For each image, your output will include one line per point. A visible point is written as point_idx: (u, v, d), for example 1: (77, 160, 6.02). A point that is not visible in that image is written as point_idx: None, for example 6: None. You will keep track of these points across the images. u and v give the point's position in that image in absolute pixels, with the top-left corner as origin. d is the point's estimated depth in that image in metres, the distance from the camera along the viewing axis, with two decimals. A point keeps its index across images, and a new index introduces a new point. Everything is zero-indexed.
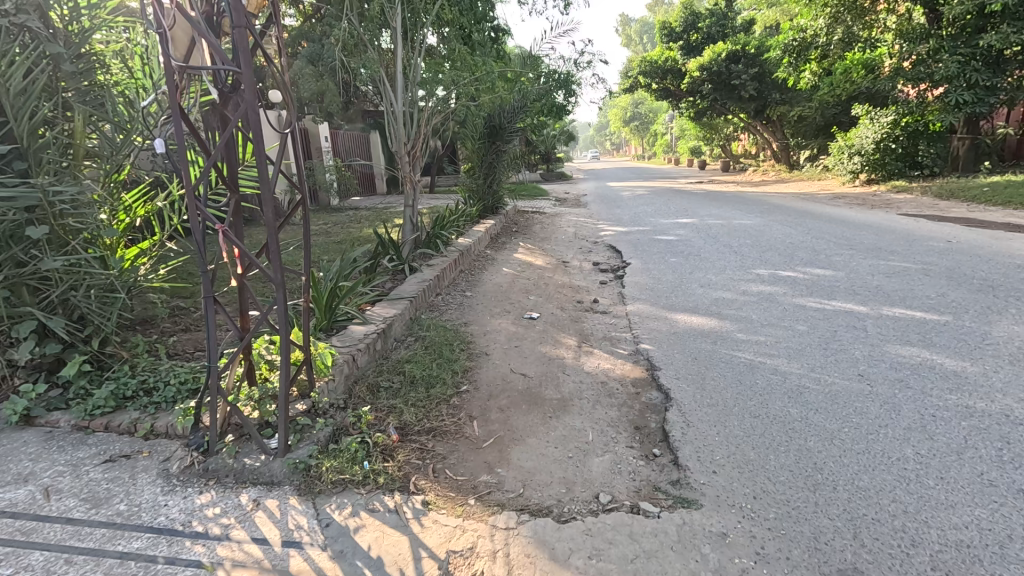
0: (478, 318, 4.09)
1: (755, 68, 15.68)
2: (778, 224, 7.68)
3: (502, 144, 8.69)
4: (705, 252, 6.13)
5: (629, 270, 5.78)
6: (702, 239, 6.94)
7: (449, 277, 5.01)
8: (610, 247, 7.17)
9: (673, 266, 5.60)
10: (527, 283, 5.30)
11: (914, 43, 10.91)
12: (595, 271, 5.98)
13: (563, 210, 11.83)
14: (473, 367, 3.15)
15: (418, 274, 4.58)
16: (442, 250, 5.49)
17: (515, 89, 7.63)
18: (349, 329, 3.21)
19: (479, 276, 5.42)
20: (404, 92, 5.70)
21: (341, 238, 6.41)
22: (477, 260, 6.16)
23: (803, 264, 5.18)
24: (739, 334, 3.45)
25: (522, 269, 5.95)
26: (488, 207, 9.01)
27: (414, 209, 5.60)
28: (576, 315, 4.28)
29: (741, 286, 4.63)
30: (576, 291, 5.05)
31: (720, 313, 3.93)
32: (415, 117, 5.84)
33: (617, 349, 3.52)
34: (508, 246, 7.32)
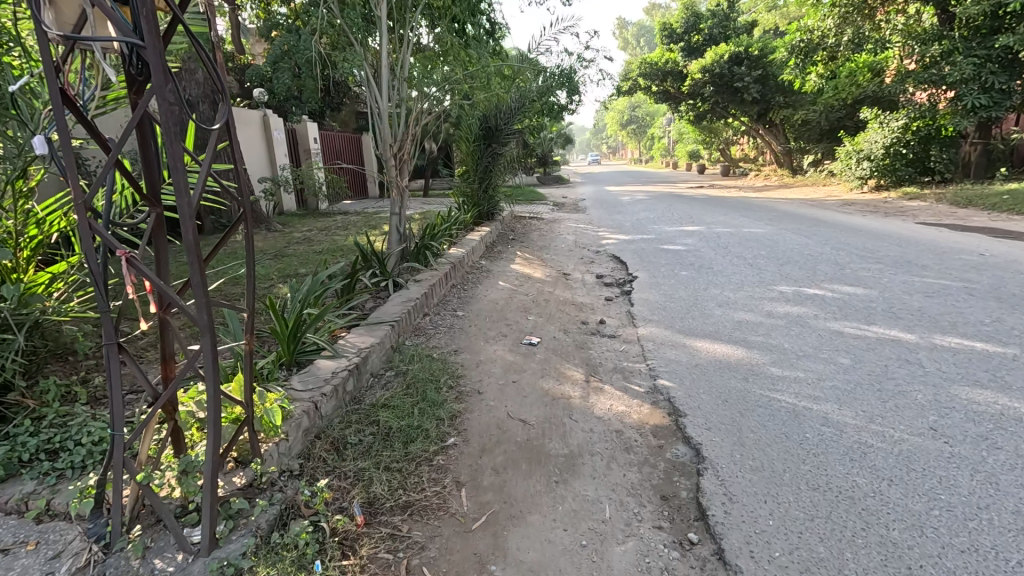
0: (470, 344, 3.59)
1: (758, 70, 15.28)
2: (792, 233, 7.23)
3: (499, 147, 8.20)
4: (718, 265, 5.66)
5: (636, 284, 5.30)
6: (713, 250, 6.47)
7: (439, 293, 4.51)
8: (613, 258, 6.69)
9: (685, 281, 5.12)
10: (525, 300, 4.81)
11: (926, 45, 10.47)
12: (599, 285, 5.50)
13: (562, 216, 11.37)
14: (462, 410, 2.65)
15: (404, 292, 4.09)
16: (431, 263, 4.99)
17: (512, 87, 7.14)
18: (315, 364, 2.70)
19: (472, 291, 4.92)
20: (391, 89, 5.20)
21: (323, 248, 5.91)
22: (470, 272, 5.66)
23: (829, 280, 4.72)
24: (774, 369, 2.97)
25: (520, 283, 5.46)
26: (483, 212, 8.52)
27: (401, 216, 5.09)
28: (581, 340, 3.79)
29: (764, 305, 4.16)
30: (579, 310, 4.56)
31: (746, 339, 3.45)
32: (402, 116, 5.35)
33: (630, 385, 3.03)
34: (505, 256, 6.84)
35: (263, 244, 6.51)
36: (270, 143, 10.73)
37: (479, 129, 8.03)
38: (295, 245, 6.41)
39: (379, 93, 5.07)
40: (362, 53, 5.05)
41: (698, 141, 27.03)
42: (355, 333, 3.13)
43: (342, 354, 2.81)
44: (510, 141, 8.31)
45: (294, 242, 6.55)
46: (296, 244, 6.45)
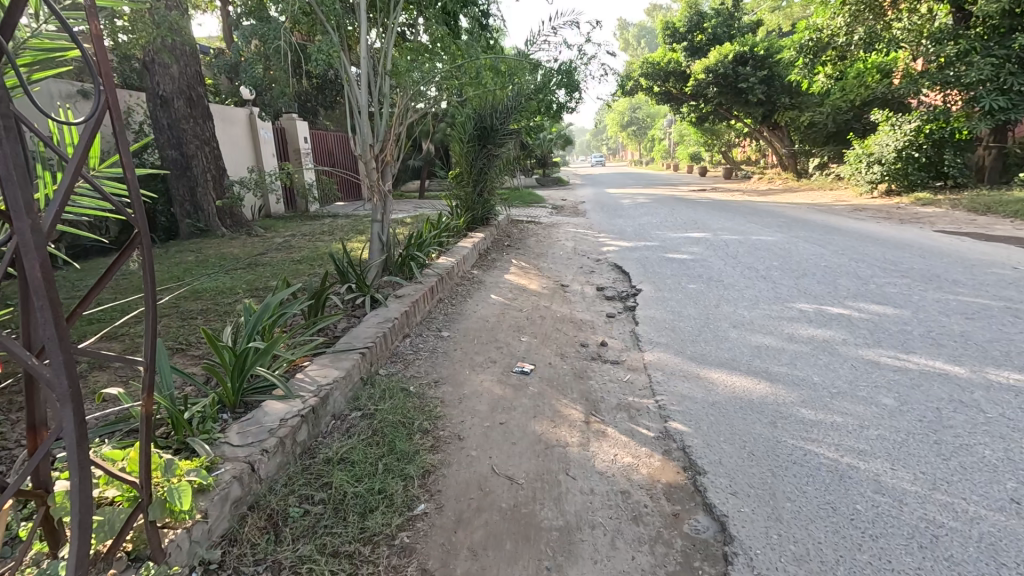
0: (454, 373, 3.15)
1: (764, 70, 14.85)
2: (805, 241, 6.79)
3: (494, 148, 7.76)
4: (728, 278, 5.24)
5: (640, 298, 4.87)
6: (721, 260, 6.05)
7: (424, 310, 4.07)
8: (615, 267, 6.26)
9: (694, 296, 4.70)
10: (518, 316, 4.37)
11: (940, 44, 10.03)
12: (600, 299, 5.07)
13: (561, 220, 10.95)
14: (437, 464, 2.21)
15: (381, 310, 3.64)
16: (415, 275, 4.55)
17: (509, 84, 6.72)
18: (261, 409, 2.26)
19: (461, 307, 4.48)
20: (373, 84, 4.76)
21: (303, 256, 5.47)
22: (460, 283, 5.22)
23: (853, 297, 4.29)
24: (806, 411, 2.53)
25: (514, 296, 5.02)
26: (477, 217, 8.08)
27: (384, 224, 4.64)
28: (580, 367, 3.35)
29: (785, 327, 3.73)
30: (578, 329, 4.12)
31: (769, 369, 3.03)
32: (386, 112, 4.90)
33: (637, 427, 2.59)
34: (499, 264, 6.40)
35: (238, 251, 6.07)
36: (257, 143, 10.29)
37: (474, 129, 7.59)
38: (274, 252, 5.96)
39: (358, 87, 4.62)
40: (341, 44, 4.61)
41: (700, 143, 26.60)
42: (317, 366, 2.69)
43: (296, 393, 2.37)
44: (507, 142, 7.87)
45: (272, 250, 6.11)
46: (274, 251, 6.01)
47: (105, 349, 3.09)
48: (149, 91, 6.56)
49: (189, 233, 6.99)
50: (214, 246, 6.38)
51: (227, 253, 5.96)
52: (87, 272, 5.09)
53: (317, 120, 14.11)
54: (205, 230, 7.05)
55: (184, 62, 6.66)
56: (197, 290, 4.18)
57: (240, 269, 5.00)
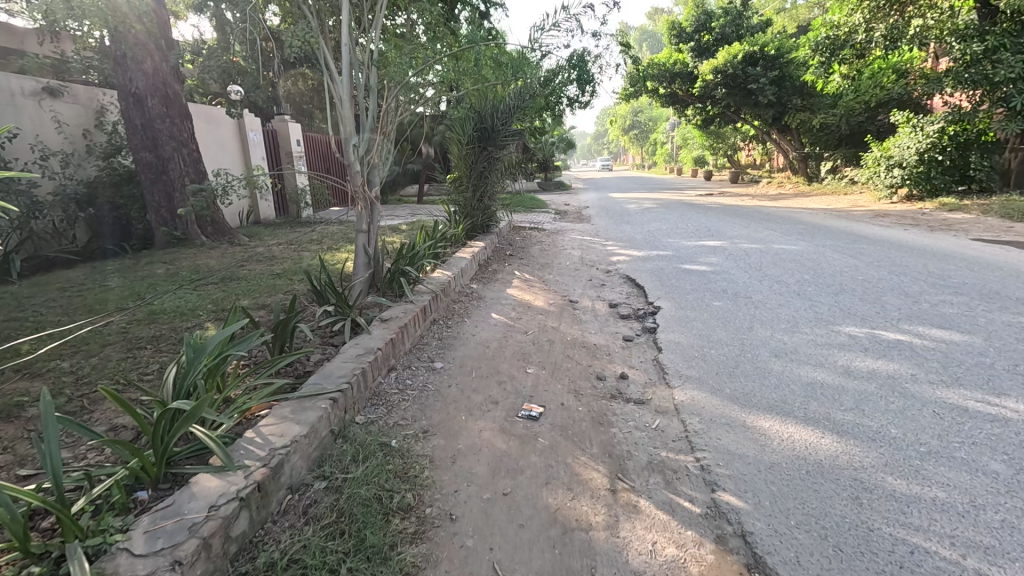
0: (447, 420, 2.60)
1: (775, 71, 14.33)
2: (833, 251, 6.26)
3: (495, 151, 7.25)
4: (756, 294, 4.69)
5: (660, 317, 4.33)
6: (745, 272, 5.51)
7: (415, 335, 3.52)
8: (627, 280, 5.73)
9: (722, 316, 4.15)
10: (523, 340, 3.82)
11: (967, 41, 9.50)
12: (614, 318, 4.52)
13: (566, 226, 10.43)
14: (421, 565, 1.66)
15: (363, 338, 3.09)
16: (406, 293, 3.98)
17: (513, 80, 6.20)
18: (187, 488, 1.70)
19: (458, 329, 3.93)
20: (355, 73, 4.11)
21: (283, 271, 4.92)
22: (457, 300, 4.68)
23: (906, 318, 3.74)
24: (895, 480, 1.99)
25: (517, 315, 4.47)
26: (476, 224, 7.53)
27: (371, 234, 4.07)
28: (598, 409, 2.80)
29: (835, 357, 3.18)
30: (592, 357, 3.56)
31: (831, 417, 2.49)
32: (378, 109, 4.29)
33: (677, 499, 2.04)
34: (500, 277, 5.85)
35: (215, 262, 5.54)
36: (245, 146, 9.83)
37: (473, 130, 7.07)
38: (254, 265, 5.43)
39: (340, 79, 3.87)
40: (321, 31, 4.05)
41: (704, 146, 26.08)
42: (273, 420, 2.14)
43: (238, 462, 1.82)
44: (508, 145, 7.34)
45: (251, 262, 5.57)
46: (254, 264, 5.47)
47: (21, 391, 2.53)
48: (121, 88, 6.03)
49: (165, 243, 6.44)
50: (190, 257, 5.84)
51: (201, 265, 5.42)
52: (41, 287, 4.55)
53: (312, 122, 13.60)
54: (183, 239, 6.50)
55: (159, 57, 6.10)
56: (155, 312, 3.63)
57: (210, 286, 4.46)
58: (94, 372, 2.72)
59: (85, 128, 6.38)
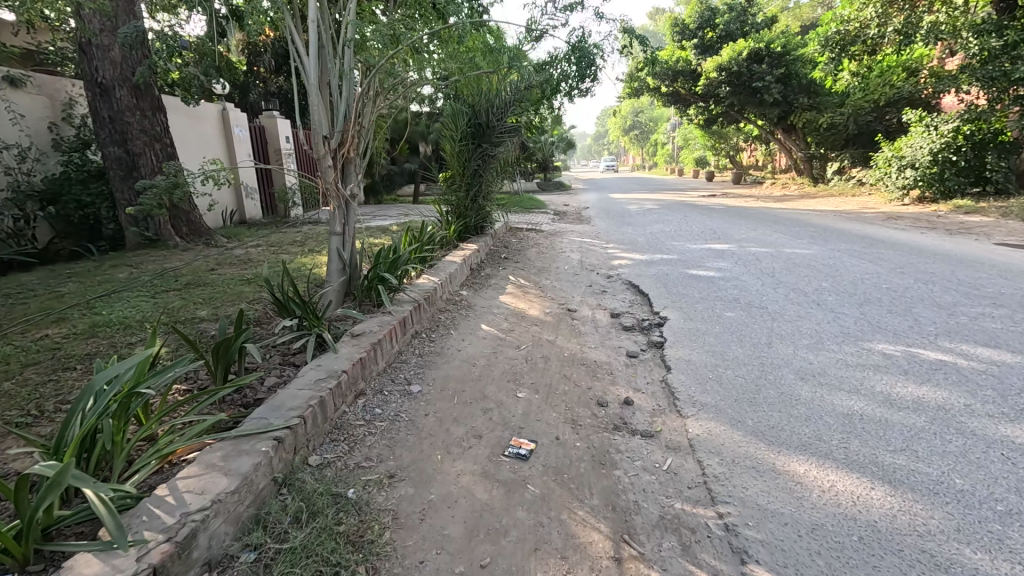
0: (419, 460, 2.19)
1: (781, 69, 13.93)
2: (850, 256, 5.85)
3: (490, 148, 6.84)
4: (771, 303, 4.29)
5: (667, 330, 3.92)
6: (757, 279, 5.11)
7: (392, 352, 3.11)
8: (630, 286, 5.33)
9: (737, 329, 3.74)
10: (515, 356, 3.41)
11: (983, 37, 9.08)
12: (616, 329, 4.12)
13: (565, 227, 10.02)
14: None
15: (328, 357, 2.68)
16: (386, 303, 3.57)
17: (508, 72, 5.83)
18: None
19: (441, 344, 3.52)
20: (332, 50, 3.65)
21: (254, 276, 4.51)
22: (443, 309, 4.27)
23: (944, 334, 3.34)
24: (974, 554, 1.58)
25: (510, 326, 4.06)
26: (470, 225, 7.10)
27: (346, 236, 3.65)
28: (599, 444, 2.39)
29: (870, 381, 2.77)
30: (591, 377, 3.15)
31: (879, 461, 2.08)
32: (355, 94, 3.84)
33: (699, 572, 1.63)
34: (493, 282, 5.44)
35: (185, 266, 5.13)
36: (230, 142, 9.38)
37: (467, 126, 6.70)
38: (225, 268, 5.02)
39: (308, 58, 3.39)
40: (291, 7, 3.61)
41: (706, 146, 25.68)
42: (194, 470, 1.72)
43: (134, 536, 1.41)
44: (504, 142, 6.93)
45: (225, 265, 5.16)
46: (226, 267, 5.05)
47: None
48: (87, 78, 5.63)
49: (135, 244, 6.03)
50: (159, 259, 5.43)
51: (169, 268, 5.01)
52: None
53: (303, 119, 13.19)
54: (154, 240, 6.09)
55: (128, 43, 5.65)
56: (97, 324, 3.21)
57: (170, 293, 4.04)
58: (4, 399, 2.31)
59: (51, 121, 5.97)
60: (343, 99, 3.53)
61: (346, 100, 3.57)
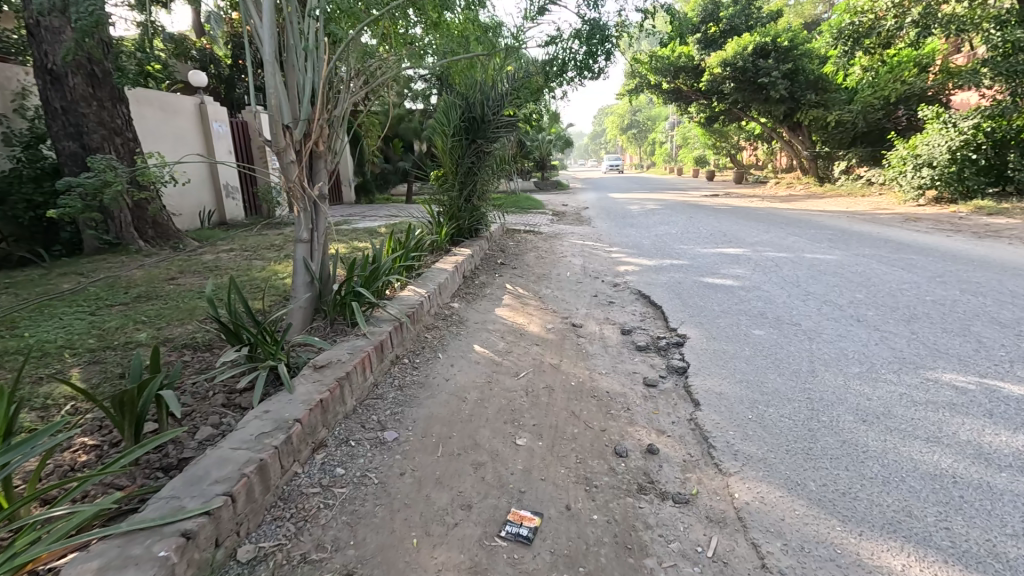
0: (388, 547, 1.66)
1: (788, 63, 13.40)
2: (878, 262, 5.35)
3: (486, 143, 6.32)
4: (804, 319, 3.78)
5: (688, 351, 3.41)
6: (781, 288, 4.61)
7: (365, 386, 2.58)
8: (640, 296, 4.81)
9: (770, 352, 3.23)
10: (513, 386, 2.89)
11: (1007, 28, 8.63)
12: (629, 349, 3.60)
13: (565, 229, 9.50)
14: None
15: (281, 400, 2.14)
16: (365, 323, 3.08)
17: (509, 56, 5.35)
18: None
19: (427, 371, 2.99)
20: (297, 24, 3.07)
21: (215, 288, 3.97)
22: (431, 324, 3.75)
23: (1019, 361, 2.83)
24: None
25: (506, 346, 3.52)
26: (464, 228, 6.55)
27: (316, 244, 3.13)
28: (622, 516, 1.87)
29: (949, 425, 2.26)
30: (604, 416, 2.63)
31: (1000, 553, 1.56)
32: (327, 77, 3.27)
33: None
34: (488, 291, 4.91)
35: (144, 274, 4.58)
36: (209, 136, 8.81)
37: (461, 120, 6.18)
38: (187, 277, 4.47)
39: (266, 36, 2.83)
40: None
41: (706, 144, 25.19)
42: None
43: None
44: (500, 137, 6.40)
45: (187, 273, 4.61)
46: (188, 276, 4.50)
47: None
48: (36, 64, 5.05)
49: (94, 249, 5.47)
50: (118, 266, 4.88)
51: (124, 277, 4.46)
52: None
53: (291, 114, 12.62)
54: (115, 244, 5.54)
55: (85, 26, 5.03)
56: (8, 351, 2.66)
57: (115, 308, 3.51)
58: None
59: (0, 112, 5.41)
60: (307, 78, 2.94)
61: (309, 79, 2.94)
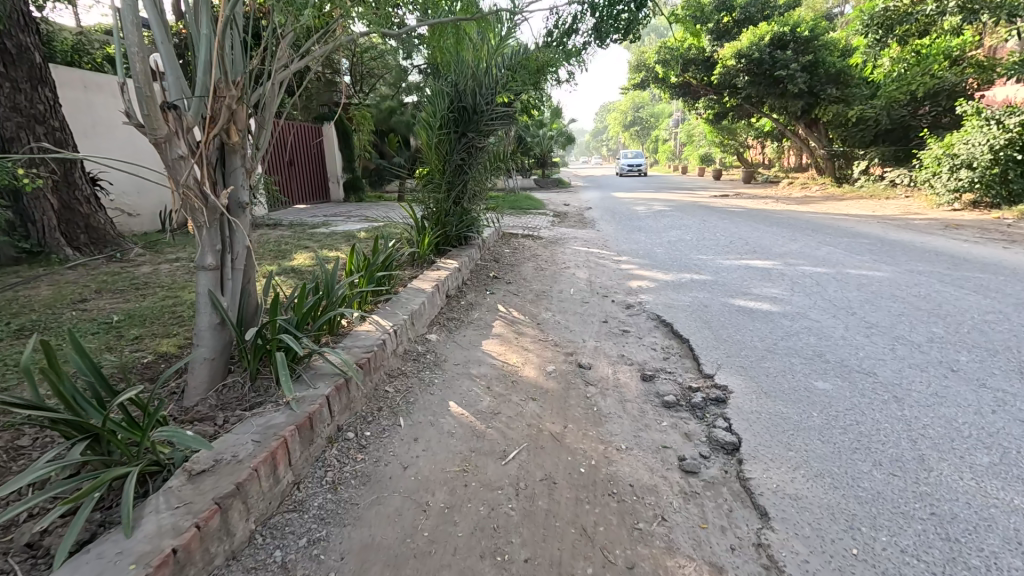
0: None
1: (807, 55, 12.53)
2: (940, 282, 4.51)
3: (478, 138, 5.47)
4: (876, 365, 2.94)
5: (733, 413, 2.56)
6: (835, 318, 3.76)
7: (274, 495, 1.73)
8: (660, 324, 3.97)
9: (847, 420, 2.38)
10: (496, 479, 2.03)
11: None
12: (653, 407, 2.75)
13: (567, 233, 8.66)
14: None
15: (103, 554, 1.29)
16: (297, 380, 2.25)
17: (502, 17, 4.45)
18: None
19: (378, 452, 2.14)
20: None
21: (122, 317, 3.09)
22: (395, 369, 2.90)
23: None
24: None
25: (492, 402, 2.67)
26: (452, 235, 5.65)
27: (227, 271, 2.26)
28: None
29: None
30: (630, 537, 1.78)
31: None
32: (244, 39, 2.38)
33: None
34: (476, 316, 4.06)
35: (51, 293, 3.72)
36: None
37: (449, 110, 5.32)
38: (100, 298, 3.58)
39: None
40: None
41: (712, 142, 24.31)
42: None
43: None
44: (494, 131, 5.57)
45: (104, 292, 3.74)
46: (102, 296, 3.63)
47: None
48: None
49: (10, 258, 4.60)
50: (25, 280, 4.02)
51: (23, 298, 3.59)
52: None
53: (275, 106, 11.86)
54: (35, 251, 4.68)
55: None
56: None
57: None
58: None
59: None
60: (204, 36, 2.06)
61: (207, 36, 2.07)
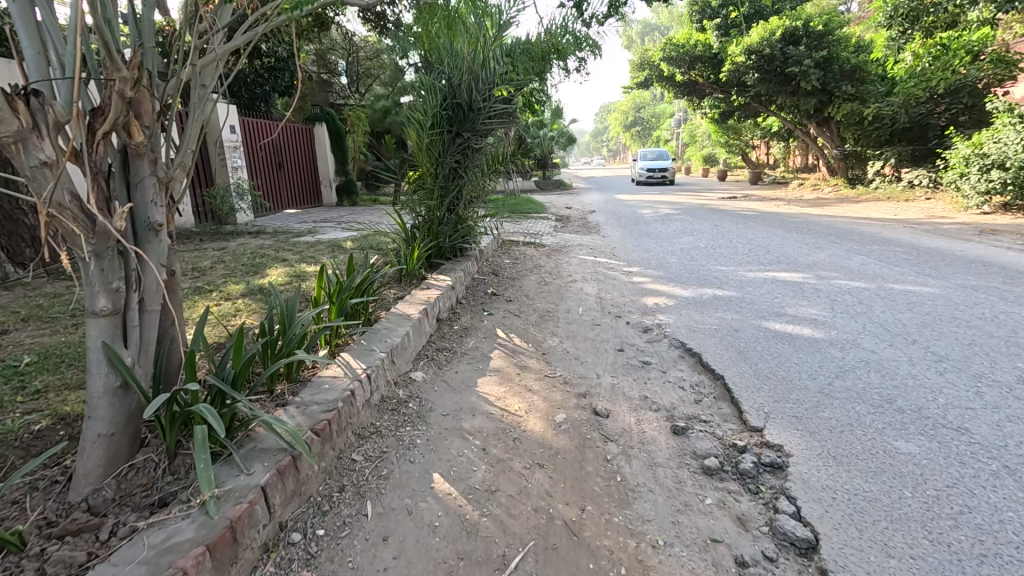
0: None
1: (821, 51, 11.97)
2: (1004, 301, 3.93)
3: (474, 139, 4.91)
4: (966, 418, 2.36)
5: (798, 490, 1.99)
6: (895, 347, 3.19)
7: None
8: (685, 354, 3.40)
9: (955, 507, 1.82)
10: None
11: None
12: (691, 474, 2.18)
13: (571, 239, 8.10)
14: None
15: None
16: (228, 458, 1.69)
17: None
18: None
19: (330, 566, 1.58)
20: None
21: (35, 360, 2.52)
22: (367, 426, 2.32)
23: None
24: None
25: (488, 473, 2.09)
26: (446, 247, 5.08)
27: (132, 316, 1.68)
28: None
29: None
30: None
31: None
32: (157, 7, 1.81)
33: None
34: (472, 345, 3.50)
35: None
36: None
37: (442, 107, 4.76)
38: (23, 330, 3.01)
39: None
40: None
41: (716, 143, 23.79)
42: None
43: None
44: (493, 130, 5.00)
45: (31, 321, 3.16)
46: (26, 327, 3.05)
47: None
48: None
49: None
50: None
51: None
52: None
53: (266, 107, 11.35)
54: None
55: None
56: None
57: None
58: None
59: None
60: None
61: None
